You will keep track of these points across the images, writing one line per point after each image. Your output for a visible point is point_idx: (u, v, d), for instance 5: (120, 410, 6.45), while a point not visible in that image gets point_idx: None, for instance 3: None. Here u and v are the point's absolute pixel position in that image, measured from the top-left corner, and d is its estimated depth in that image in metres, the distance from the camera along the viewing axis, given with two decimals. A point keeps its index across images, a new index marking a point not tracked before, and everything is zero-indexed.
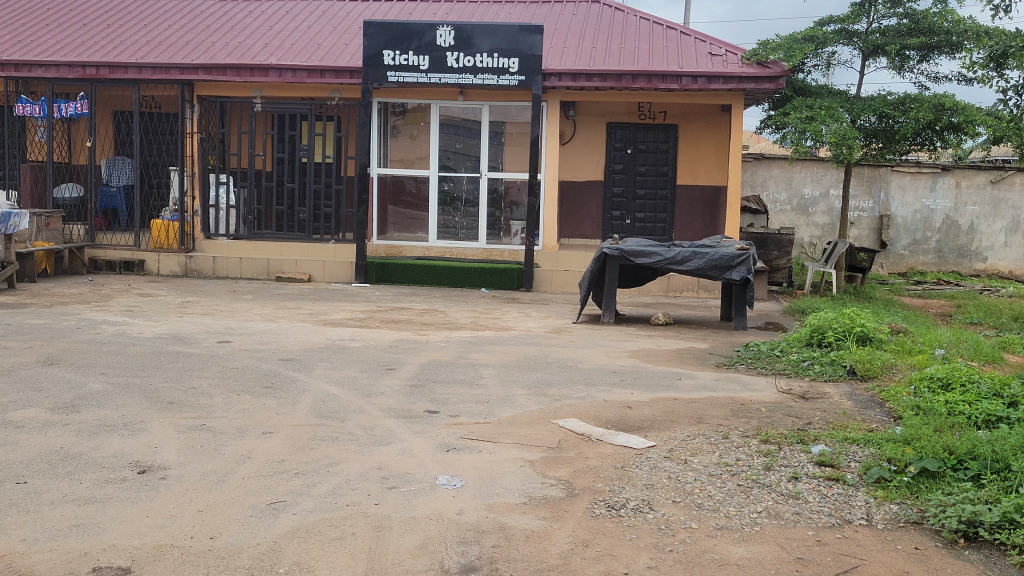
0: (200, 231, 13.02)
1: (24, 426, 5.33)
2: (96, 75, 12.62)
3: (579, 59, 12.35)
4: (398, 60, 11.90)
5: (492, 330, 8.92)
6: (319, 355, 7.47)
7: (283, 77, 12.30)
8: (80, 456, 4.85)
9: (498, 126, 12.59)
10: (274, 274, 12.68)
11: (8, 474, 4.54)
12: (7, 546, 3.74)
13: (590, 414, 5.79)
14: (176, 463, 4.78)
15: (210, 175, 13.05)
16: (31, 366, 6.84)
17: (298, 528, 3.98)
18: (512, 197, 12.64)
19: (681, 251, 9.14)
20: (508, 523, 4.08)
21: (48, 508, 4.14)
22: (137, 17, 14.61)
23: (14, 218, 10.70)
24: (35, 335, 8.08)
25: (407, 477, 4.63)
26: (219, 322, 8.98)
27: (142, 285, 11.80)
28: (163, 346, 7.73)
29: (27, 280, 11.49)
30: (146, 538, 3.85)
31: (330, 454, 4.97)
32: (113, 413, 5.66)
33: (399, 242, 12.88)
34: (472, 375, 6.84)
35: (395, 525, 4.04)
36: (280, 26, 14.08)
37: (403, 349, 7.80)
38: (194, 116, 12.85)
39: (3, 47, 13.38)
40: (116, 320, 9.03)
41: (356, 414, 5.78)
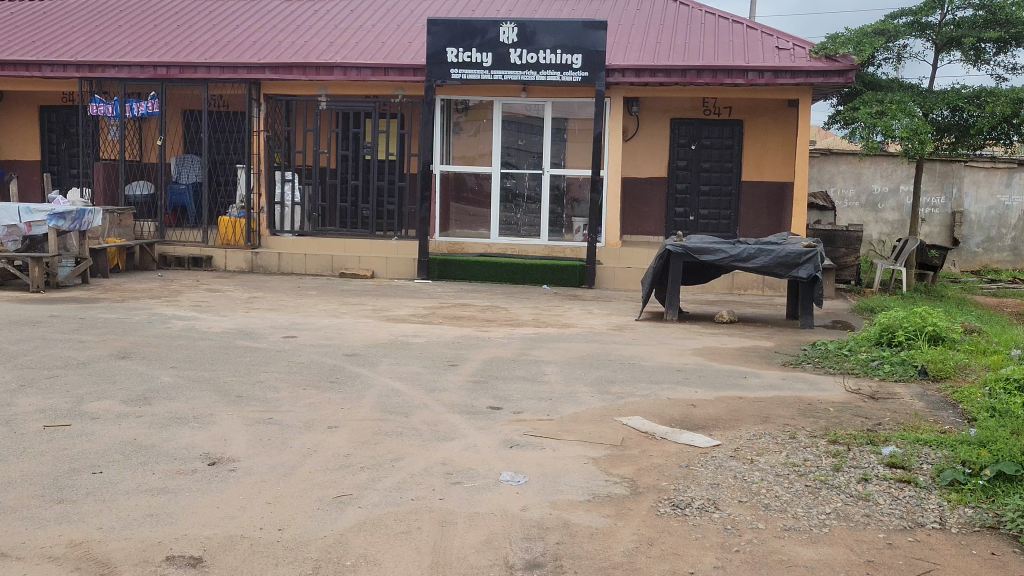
0: (267, 228, 13.18)
1: (99, 418, 5.47)
2: (167, 75, 12.90)
3: (643, 54, 12.27)
4: (461, 57, 11.95)
5: (555, 327, 8.92)
6: (384, 351, 7.54)
7: (348, 75, 12.44)
8: (153, 448, 4.96)
9: (560, 123, 12.56)
10: (338, 270, 12.78)
11: (84, 464, 4.67)
12: (84, 534, 3.84)
13: (654, 412, 5.76)
14: (245, 456, 4.86)
15: (276, 172, 13.27)
16: (105, 359, 7.02)
17: (365, 521, 4.03)
18: (574, 194, 12.58)
19: (746, 249, 9.03)
20: (572, 520, 4.08)
21: (123, 498, 4.24)
22: (207, 18, 14.90)
23: (88, 214, 10.92)
24: (109, 328, 8.29)
25: (471, 473, 4.65)
26: (285, 318, 9.12)
27: (210, 280, 12.02)
28: (231, 341, 7.88)
29: (100, 276, 11.82)
30: (217, 528, 3.93)
31: (394, 449, 5.02)
32: (184, 406, 5.79)
33: (461, 239, 12.95)
34: (535, 373, 6.84)
35: (460, 520, 4.06)
36: (345, 25, 14.24)
37: (466, 345, 7.84)
38: (261, 114, 13.08)
39: (77, 48, 13.75)
40: (186, 315, 9.22)
41: (420, 409, 5.82)
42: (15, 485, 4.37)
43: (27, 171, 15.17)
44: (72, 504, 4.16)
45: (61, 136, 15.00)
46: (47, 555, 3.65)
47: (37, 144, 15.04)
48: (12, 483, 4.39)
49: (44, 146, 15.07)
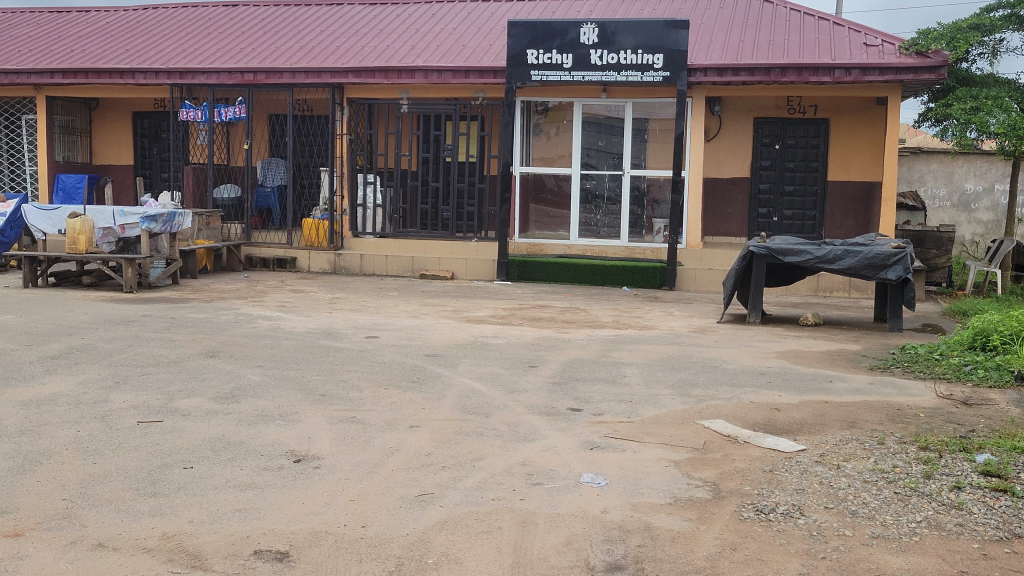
0: (349, 230, 13.40)
1: (189, 415, 5.63)
2: (253, 81, 13.22)
3: (726, 53, 12.12)
4: (542, 59, 11.96)
5: (635, 329, 8.87)
6: (464, 351, 7.60)
7: (429, 78, 12.59)
8: (241, 444, 5.08)
9: (641, 123, 12.47)
10: (418, 271, 12.88)
11: (176, 459, 4.82)
12: (176, 527, 3.95)
13: (737, 415, 5.68)
14: (329, 454, 4.95)
15: (358, 175, 13.46)
16: (195, 357, 7.22)
17: (446, 520, 4.06)
18: (654, 195, 12.48)
19: (833, 249, 8.86)
20: (653, 523, 4.05)
21: (212, 493, 4.35)
22: (292, 24, 15.23)
23: (178, 217, 11.22)
24: (198, 328, 8.52)
25: (552, 474, 4.65)
26: (367, 318, 9.26)
27: (294, 281, 12.28)
28: (315, 340, 8.04)
29: (190, 276, 12.18)
30: (303, 524, 4.01)
31: (475, 449, 5.05)
32: (270, 404, 5.91)
33: (540, 240, 12.98)
34: (615, 374, 6.81)
35: (540, 521, 4.07)
36: (427, 29, 14.41)
37: (545, 346, 7.84)
38: (343, 117, 13.31)
39: (169, 55, 14.17)
40: (271, 315, 9.43)
41: (501, 410, 5.85)
42: (111, 478, 4.52)
43: (120, 175, 15.67)
44: (164, 498, 4.28)
45: (153, 141, 15.52)
46: (142, 546, 3.76)
47: (130, 149, 15.56)
48: (107, 476, 4.55)
49: (137, 151, 15.58)
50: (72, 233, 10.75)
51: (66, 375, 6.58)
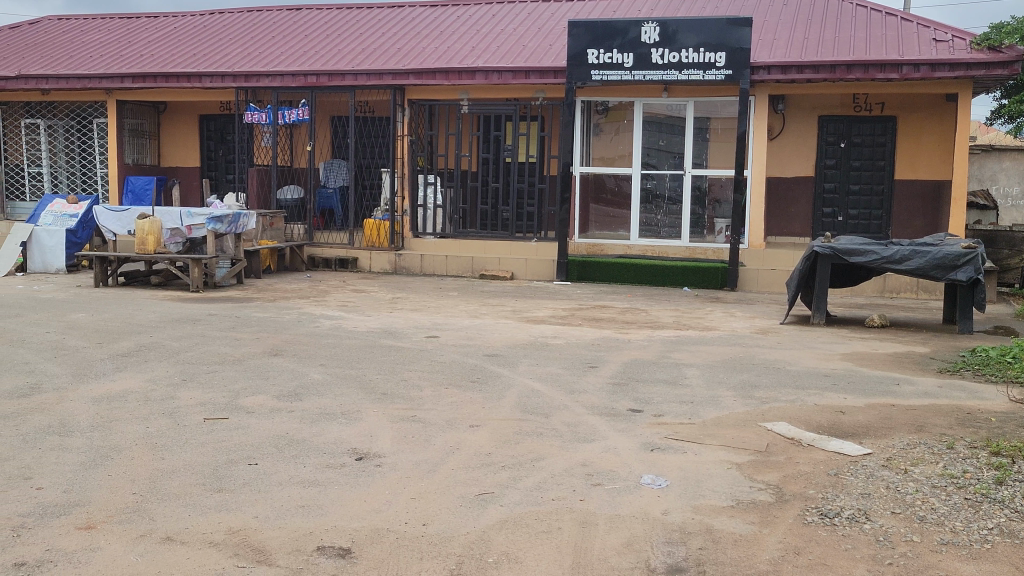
0: (409, 230, 13.49)
1: (254, 412, 5.72)
2: (316, 83, 13.41)
3: (790, 50, 11.95)
4: (603, 59, 11.92)
5: (696, 330, 8.79)
6: (524, 351, 7.61)
7: (490, 79, 12.62)
8: (304, 442, 5.16)
9: (702, 122, 12.36)
10: (478, 271, 12.96)
11: (241, 456, 4.90)
12: (242, 522, 4.03)
13: (801, 418, 5.60)
14: (390, 452, 5.00)
15: (419, 175, 13.55)
16: (259, 356, 7.33)
17: (506, 520, 4.07)
18: (715, 194, 12.36)
19: (900, 250, 8.69)
20: (714, 526, 4.01)
21: (277, 489, 4.42)
22: (355, 26, 15.42)
23: (244, 218, 11.44)
24: (263, 327, 8.66)
25: (611, 475, 4.63)
26: (427, 318, 9.31)
27: (356, 281, 12.40)
28: (376, 339, 8.12)
29: (253, 276, 12.34)
30: (365, 521, 4.05)
31: (535, 449, 5.05)
32: (332, 402, 5.99)
33: (600, 240, 12.94)
34: (676, 375, 6.77)
35: (600, 521, 4.06)
36: (488, 29, 14.46)
37: (605, 347, 7.81)
38: (404, 119, 13.42)
39: (235, 59, 14.44)
40: (333, 314, 9.54)
41: (560, 410, 5.84)
42: (179, 473, 4.62)
43: (187, 177, 16.00)
44: (230, 493, 4.37)
45: (218, 143, 15.83)
46: (209, 540, 3.84)
47: (197, 151, 15.87)
48: (175, 471, 4.65)
49: (203, 153, 15.89)
50: (141, 234, 11.01)
51: (135, 372, 6.74)
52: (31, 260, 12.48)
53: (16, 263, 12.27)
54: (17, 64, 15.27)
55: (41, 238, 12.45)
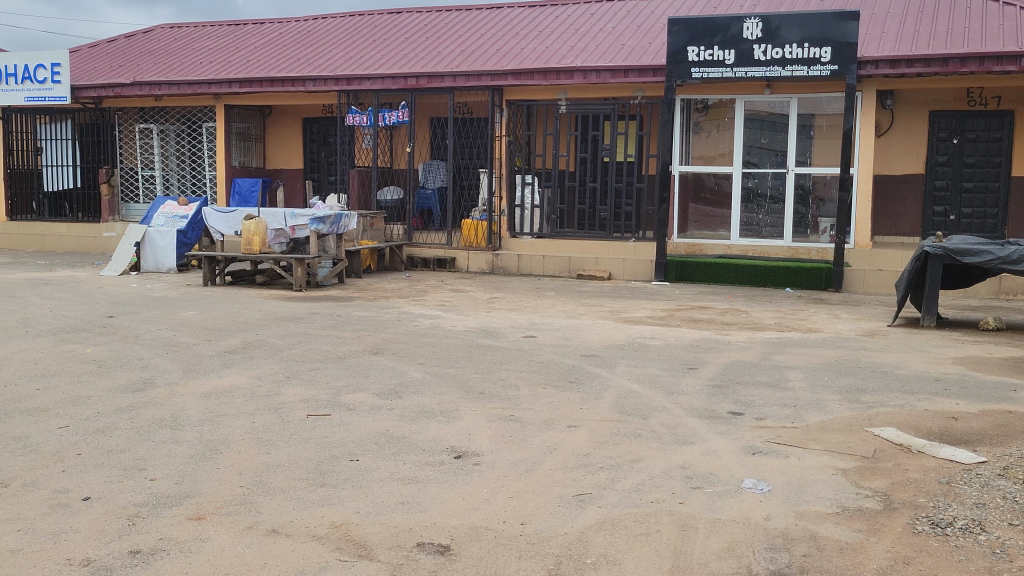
0: (506, 230, 13.57)
1: (355, 409, 5.83)
2: (416, 85, 13.59)
3: (900, 44, 11.57)
4: (703, 56, 11.76)
5: (798, 331, 8.60)
6: (622, 352, 7.56)
7: (588, 79, 12.61)
8: (403, 439, 5.22)
9: (806, 119, 12.09)
10: (575, 271, 12.93)
11: (343, 452, 5.00)
12: (344, 517, 4.10)
13: (910, 423, 5.42)
14: (488, 451, 5.02)
15: (517, 175, 13.59)
16: (360, 354, 7.46)
17: (605, 521, 4.05)
18: (819, 193, 12.07)
19: (1017, 250, 8.33)
20: (819, 533, 3.91)
21: (377, 485, 4.49)
22: (454, 28, 15.59)
23: (345, 218, 11.68)
24: (364, 325, 8.81)
25: (712, 479, 4.56)
26: (525, 318, 9.34)
27: (453, 281, 12.51)
28: (475, 339, 8.18)
29: (354, 276, 12.59)
30: (464, 519, 4.08)
31: (634, 451, 5.01)
32: (431, 400, 6.06)
33: (699, 240, 12.80)
34: (779, 378, 6.63)
35: (700, 525, 4.00)
36: (586, 28, 14.44)
37: (705, 348, 7.70)
38: (502, 119, 13.49)
39: (337, 63, 14.73)
40: (432, 313, 9.65)
41: (659, 412, 5.77)
42: (284, 468, 4.74)
43: (291, 179, 16.44)
44: (332, 488, 4.46)
45: (321, 146, 16.21)
46: (312, 534, 3.92)
47: (300, 153, 16.27)
48: (280, 466, 4.77)
49: (306, 155, 16.29)
50: (248, 234, 11.37)
51: (242, 369, 6.95)
52: (144, 260, 13.01)
53: (130, 263, 12.82)
54: (132, 71, 15.88)
55: (153, 238, 12.95)
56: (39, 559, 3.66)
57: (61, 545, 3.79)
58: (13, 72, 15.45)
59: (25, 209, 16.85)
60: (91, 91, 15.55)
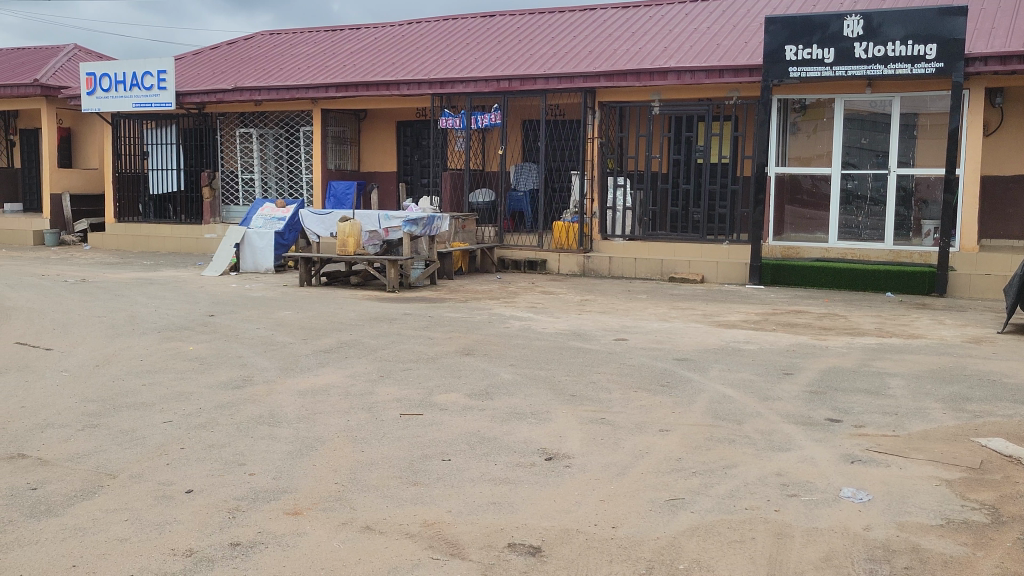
0: (598, 232, 13.54)
1: (447, 409, 5.88)
2: (509, 88, 13.65)
3: (1011, 40, 11.12)
4: (801, 55, 11.52)
5: (899, 337, 8.35)
6: (715, 356, 7.47)
7: (682, 79, 12.47)
8: (494, 440, 5.25)
9: (909, 119, 11.72)
10: (667, 274, 12.84)
11: (435, 451, 5.05)
12: (437, 515, 4.14)
13: (1019, 434, 5.20)
14: (579, 453, 5.01)
15: (609, 177, 13.55)
16: (452, 355, 7.53)
17: (698, 527, 3.99)
18: (922, 194, 11.72)
19: None
20: (922, 545, 3.78)
21: (469, 485, 4.53)
22: (547, 31, 15.62)
23: (437, 220, 11.86)
24: (456, 327, 8.89)
25: (809, 487, 4.46)
26: (616, 321, 9.29)
27: (545, 283, 12.53)
28: (566, 341, 8.16)
29: (446, 277, 12.70)
30: (555, 521, 4.08)
31: (729, 456, 4.94)
32: (523, 402, 6.07)
33: (796, 243, 12.51)
34: (879, 385, 6.45)
35: (797, 534, 3.91)
36: (681, 28, 14.29)
37: (801, 353, 7.55)
38: (595, 121, 13.43)
39: (431, 67, 14.90)
40: (524, 315, 9.67)
41: (753, 418, 5.67)
42: (377, 465, 4.81)
43: (384, 182, 16.64)
44: (424, 487, 4.50)
45: (414, 148, 16.40)
46: (405, 532, 3.97)
47: (394, 157, 16.49)
48: (373, 464, 4.83)
49: (399, 158, 16.50)
50: (343, 236, 11.56)
51: (337, 368, 7.08)
52: (244, 260, 13.36)
53: (230, 264, 13.19)
54: (234, 77, 16.34)
55: (252, 240, 13.28)
56: (144, 549, 3.79)
57: (166, 535, 3.92)
58: (122, 80, 16.15)
59: (132, 211, 17.54)
60: (194, 98, 16.04)
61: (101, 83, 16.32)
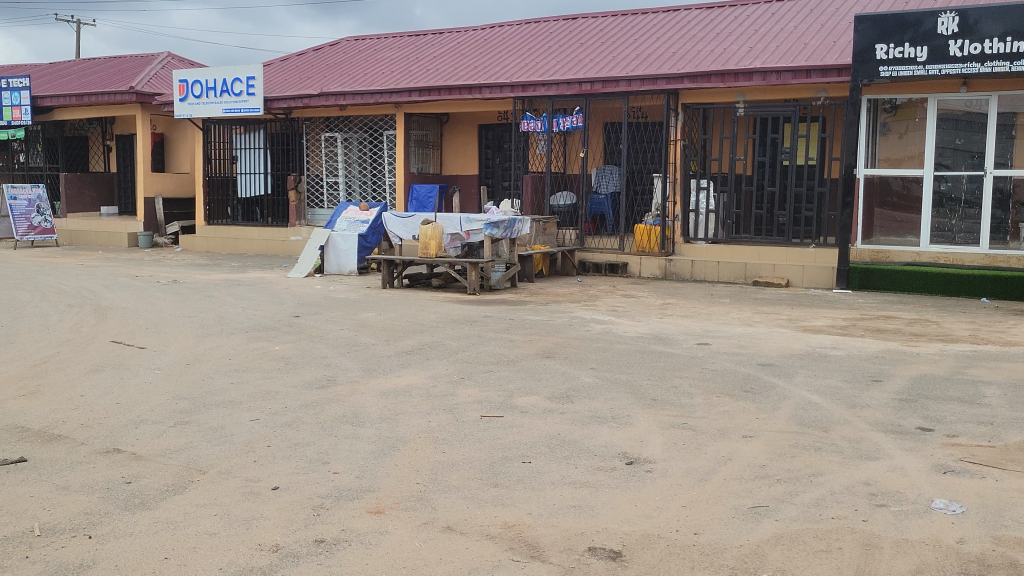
0: (681, 235, 13.41)
1: (528, 412, 5.89)
2: (591, 90, 13.63)
3: None
4: (893, 54, 11.22)
5: (995, 344, 8.08)
6: (800, 361, 7.32)
7: (768, 80, 12.31)
8: (575, 443, 5.24)
9: (1007, 118, 11.33)
10: (751, 278, 12.63)
11: (515, 453, 5.06)
12: (517, 517, 4.15)
13: None
14: (661, 458, 4.96)
15: (691, 180, 13.43)
16: (532, 357, 7.54)
17: (783, 535, 3.92)
18: (1020, 197, 11.37)
19: None
20: (1020, 560, 3.65)
21: (550, 488, 4.52)
22: (629, 32, 15.56)
23: (518, 223, 11.87)
24: (536, 330, 8.89)
25: (898, 497, 4.34)
26: (699, 325, 9.18)
27: (626, 286, 12.47)
28: (647, 345, 8.09)
29: (527, 280, 12.72)
30: (636, 526, 4.04)
31: (815, 464, 4.83)
32: (603, 405, 6.04)
33: (885, 246, 12.05)
34: (973, 393, 6.24)
35: (886, 545, 3.81)
36: (767, 28, 14.07)
37: (891, 360, 7.35)
38: (677, 124, 13.36)
39: (513, 70, 14.96)
40: (605, 318, 9.64)
41: (841, 425, 5.55)
42: (458, 466, 4.84)
43: (466, 184, 16.76)
44: (504, 489, 4.52)
45: (496, 152, 16.46)
46: (485, 533, 3.98)
47: (476, 160, 16.56)
48: (454, 465, 4.87)
49: (481, 162, 16.56)
50: (425, 238, 11.70)
51: (419, 369, 7.15)
52: (328, 262, 13.60)
53: (314, 266, 13.45)
54: (320, 83, 16.66)
55: (336, 242, 13.50)
56: (233, 544, 3.88)
57: (252, 531, 4.00)
58: (213, 86, 16.61)
59: (221, 214, 18.03)
60: (281, 103, 16.46)
61: (192, 90, 16.78)
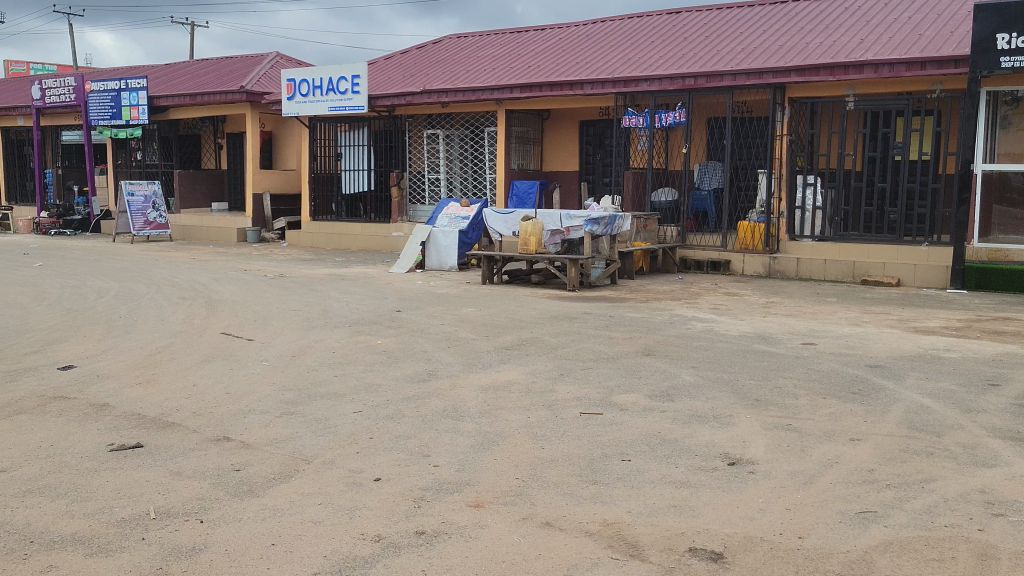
0: (785, 233, 13.18)
1: (628, 409, 5.85)
2: (694, 86, 13.47)
3: None
4: (1015, 44, 10.75)
5: None
6: (912, 364, 7.07)
7: (880, 73, 11.93)
8: (676, 442, 5.17)
9: None
10: (860, 277, 12.28)
11: (615, 451, 5.02)
12: (616, 515, 4.12)
13: None
14: (765, 460, 4.86)
15: (798, 176, 13.24)
16: (632, 355, 7.48)
17: (892, 542, 3.80)
18: None
19: None
20: None
21: (649, 487, 4.48)
22: (735, 26, 15.30)
23: (618, 220, 11.77)
24: (636, 327, 8.81)
25: (1017, 506, 4.16)
26: (804, 324, 8.96)
27: (728, 284, 12.24)
28: (750, 344, 7.94)
29: (626, 277, 12.62)
30: (737, 527, 3.97)
31: (926, 470, 4.66)
32: (704, 405, 5.95)
33: (1004, 245, 11.55)
34: None
35: (1003, 557, 3.65)
36: (879, 20, 13.62)
37: (1010, 363, 7.04)
38: (784, 118, 13.11)
39: (614, 66, 14.86)
40: (707, 316, 9.49)
41: (955, 430, 5.33)
42: (556, 463, 4.83)
43: (566, 181, 16.72)
44: (603, 487, 4.49)
45: (596, 148, 16.35)
46: (585, 530, 3.97)
47: (577, 156, 16.49)
48: (554, 461, 4.87)
49: (582, 158, 16.49)
50: (525, 234, 11.73)
51: (518, 365, 7.16)
52: (429, 258, 13.76)
53: (416, 261, 13.63)
54: (424, 80, 16.88)
55: (437, 239, 13.65)
56: (336, 533, 3.95)
57: (355, 520, 4.08)
58: (320, 84, 17.01)
59: (326, 210, 18.51)
60: (384, 101, 16.69)
61: (300, 88, 17.22)
